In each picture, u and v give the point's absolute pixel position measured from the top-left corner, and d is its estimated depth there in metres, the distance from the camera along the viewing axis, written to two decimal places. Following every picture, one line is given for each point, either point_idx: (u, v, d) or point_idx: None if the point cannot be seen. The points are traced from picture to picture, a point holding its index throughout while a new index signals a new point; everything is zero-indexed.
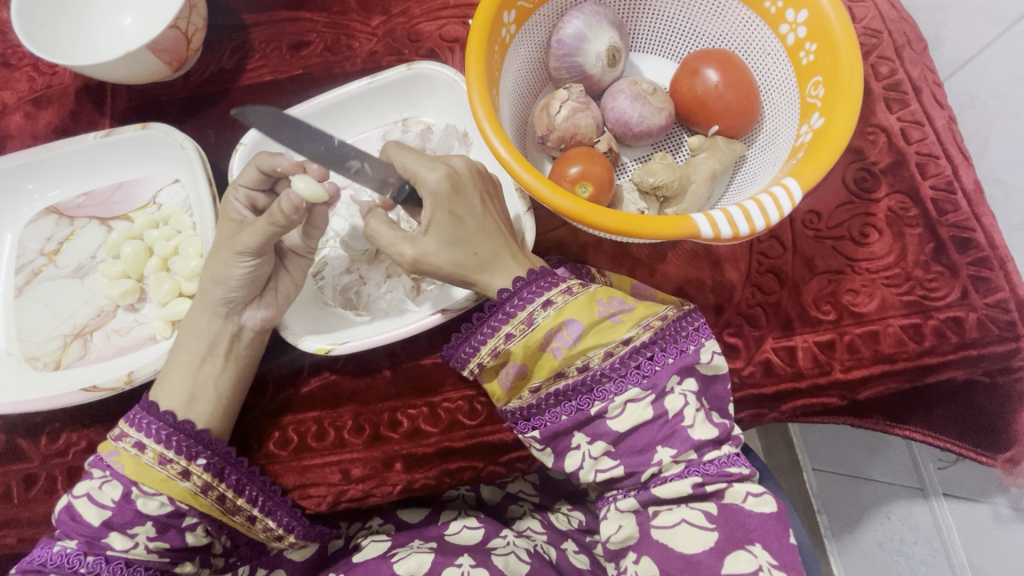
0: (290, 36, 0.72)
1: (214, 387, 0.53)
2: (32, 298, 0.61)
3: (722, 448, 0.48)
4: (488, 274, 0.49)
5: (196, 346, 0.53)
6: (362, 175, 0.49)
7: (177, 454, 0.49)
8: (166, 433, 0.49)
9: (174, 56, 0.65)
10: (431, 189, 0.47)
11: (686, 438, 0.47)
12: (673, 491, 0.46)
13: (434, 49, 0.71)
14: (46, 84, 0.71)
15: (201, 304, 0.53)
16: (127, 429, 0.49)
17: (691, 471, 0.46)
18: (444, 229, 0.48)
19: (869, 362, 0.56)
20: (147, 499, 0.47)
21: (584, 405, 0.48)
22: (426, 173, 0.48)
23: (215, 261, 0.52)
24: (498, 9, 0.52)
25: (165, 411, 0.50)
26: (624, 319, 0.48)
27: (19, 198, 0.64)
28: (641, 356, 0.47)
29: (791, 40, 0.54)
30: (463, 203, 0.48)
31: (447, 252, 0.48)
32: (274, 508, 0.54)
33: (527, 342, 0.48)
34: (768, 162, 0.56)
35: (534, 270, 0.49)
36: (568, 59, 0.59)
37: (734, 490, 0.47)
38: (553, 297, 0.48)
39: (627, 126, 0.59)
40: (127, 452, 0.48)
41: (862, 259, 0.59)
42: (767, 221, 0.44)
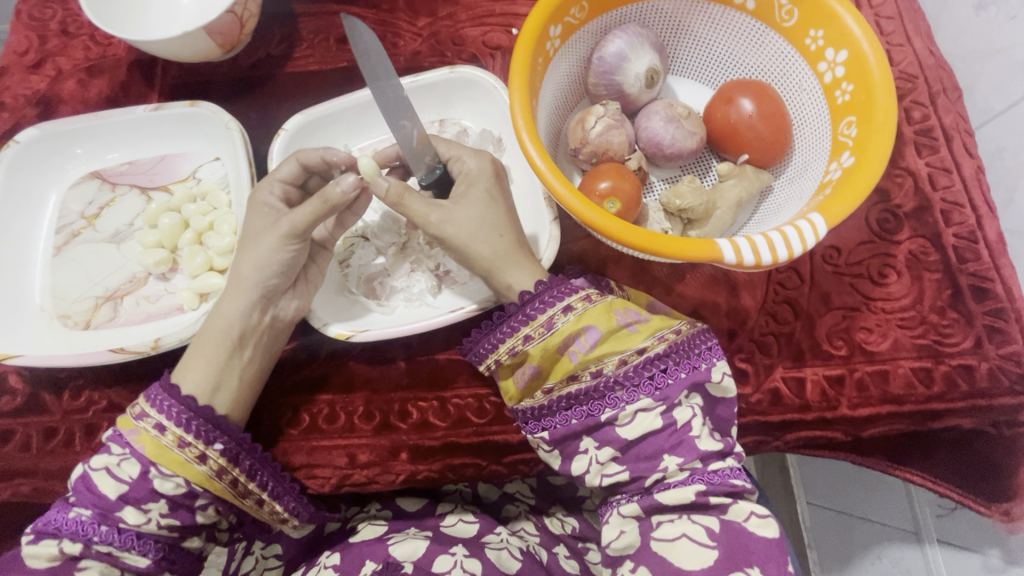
0: (338, 29, 0.74)
1: (238, 378, 0.54)
2: (69, 258, 0.63)
3: (727, 460, 0.49)
4: (507, 265, 0.52)
5: (228, 338, 0.53)
6: (406, 136, 0.54)
7: (195, 437, 0.50)
8: (186, 417, 0.50)
9: (226, 39, 0.67)
10: (471, 166, 0.55)
11: (693, 448, 0.47)
12: (675, 498, 0.47)
13: (476, 54, 0.72)
14: (101, 54, 0.74)
15: (230, 294, 0.54)
16: (148, 409, 0.50)
17: (695, 479, 0.47)
18: (477, 206, 0.53)
19: (877, 402, 0.56)
20: (163, 480, 0.49)
21: (595, 411, 0.49)
22: (467, 157, 0.55)
23: (256, 251, 0.53)
24: (546, 23, 0.54)
25: (187, 395, 0.51)
26: (640, 329, 0.50)
27: (67, 161, 0.66)
28: (654, 368, 0.48)
29: (828, 78, 0.55)
30: (500, 189, 0.55)
31: (473, 224, 0.52)
32: (282, 493, 0.55)
33: (545, 345, 0.50)
34: (794, 196, 0.57)
35: (553, 278, 0.51)
36: (607, 77, 0.60)
37: (738, 508, 0.47)
38: (573, 303, 0.50)
39: (658, 146, 0.60)
40: (147, 433, 0.49)
41: (878, 298, 0.59)
42: (790, 252, 0.45)
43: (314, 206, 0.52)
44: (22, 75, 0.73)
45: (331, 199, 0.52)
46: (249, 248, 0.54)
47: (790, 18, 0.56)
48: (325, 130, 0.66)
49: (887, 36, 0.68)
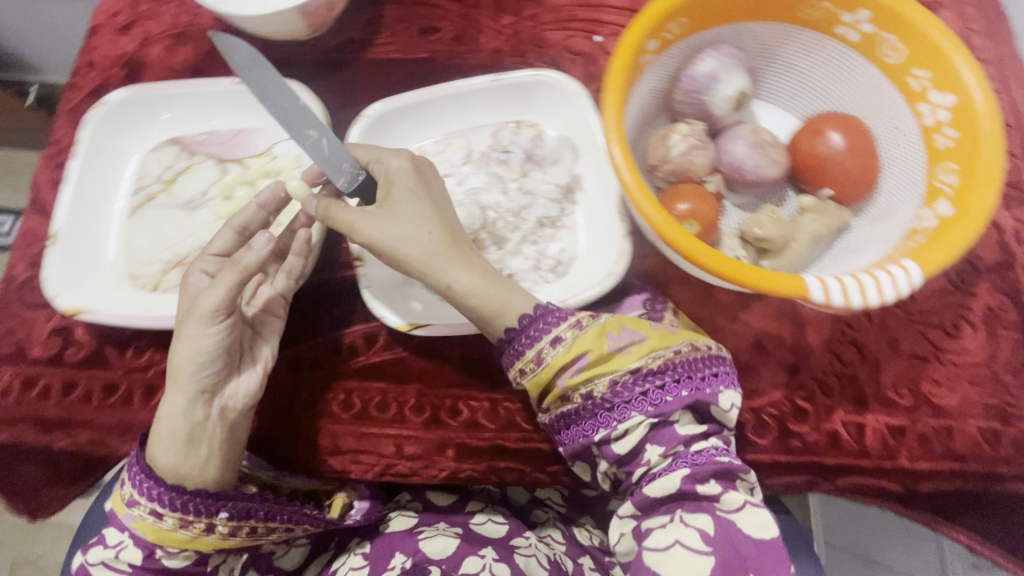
0: (421, 20, 0.74)
1: (203, 463, 0.51)
2: (144, 220, 0.65)
3: (710, 440, 0.49)
4: (451, 272, 0.51)
5: (187, 433, 0.52)
6: (317, 145, 0.54)
7: (196, 517, 0.50)
8: (182, 501, 0.50)
9: (314, 19, 0.68)
10: (393, 166, 0.54)
11: (673, 435, 0.48)
12: (661, 489, 0.47)
13: (557, 58, 0.72)
14: (189, 22, 0.75)
15: (177, 392, 0.53)
16: (138, 498, 0.50)
17: (678, 465, 0.47)
18: (400, 204, 0.52)
19: (939, 457, 0.55)
20: (173, 556, 0.53)
21: (589, 431, 0.49)
22: (390, 157, 0.54)
23: (190, 345, 0.53)
24: (645, 36, 0.54)
25: (159, 473, 0.50)
26: (632, 349, 0.49)
27: (150, 124, 0.68)
28: (647, 384, 0.48)
29: (928, 120, 0.53)
30: (423, 183, 0.54)
31: (396, 231, 0.51)
32: (301, 518, 0.56)
33: (538, 378, 0.50)
34: (876, 237, 0.56)
35: (547, 304, 0.51)
36: (694, 96, 0.59)
37: (731, 497, 0.47)
38: (561, 333, 0.49)
39: (739, 171, 0.59)
40: (143, 519, 0.51)
41: (949, 351, 0.58)
42: (881, 299, 0.44)
43: (230, 278, 0.53)
44: (112, 37, 0.75)
45: (247, 266, 0.53)
46: (184, 343, 0.53)
47: (895, 55, 0.55)
48: (401, 120, 0.66)
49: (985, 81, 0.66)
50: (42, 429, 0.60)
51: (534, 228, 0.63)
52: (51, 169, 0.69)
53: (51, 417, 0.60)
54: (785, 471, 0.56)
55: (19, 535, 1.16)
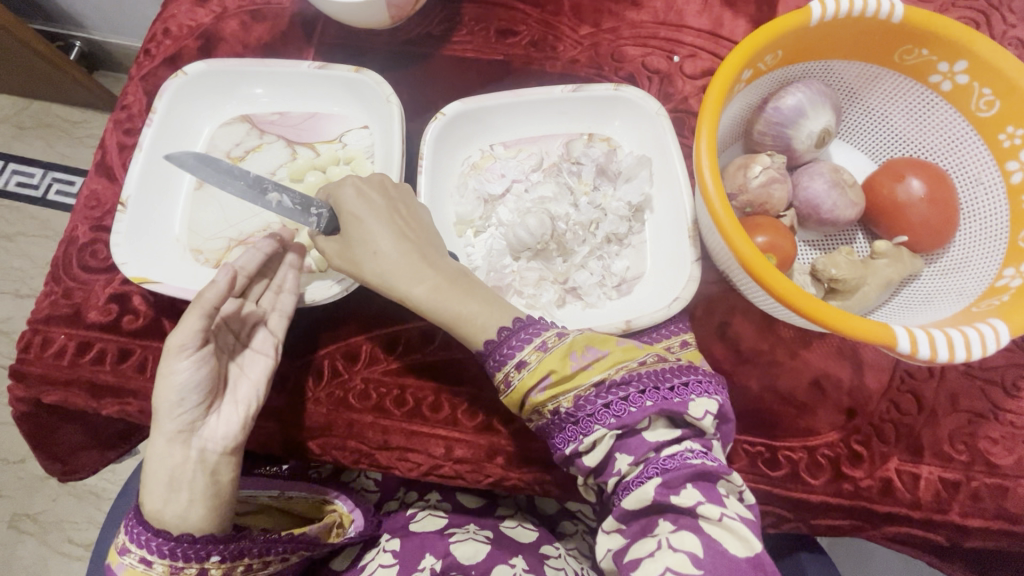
0: (500, 22, 0.74)
1: (186, 505, 0.49)
2: (210, 195, 0.65)
3: (683, 443, 0.47)
4: (407, 283, 0.52)
5: (169, 477, 0.49)
6: (281, 205, 0.55)
7: (185, 562, 0.48)
8: (169, 549, 0.47)
9: (399, 12, 0.68)
10: (347, 194, 0.55)
11: (641, 442, 0.46)
12: (635, 500, 0.46)
13: (634, 74, 0.72)
14: (267, 0, 0.74)
15: (157, 436, 0.51)
16: (129, 546, 0.48)
17: (649, 471, 0.46)
18: (354, 232, 0.54)
19: (990, 516, 0.55)
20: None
21: (560, 444, 0.49)
22: (344, 187, 0.56)
23: (167, 388, 0.51)
24: (743, 66, 0.53)
25: (142, 524, 0.48)
26: (596, 364, 0.48)
27: (224, 99, 0.68)
28: (610, 396, 0.47)
29: (1016, 179, 0.53)
30: (372, 206, 0.54)
31: (352, 256, 0.54)
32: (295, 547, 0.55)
33: (511, 399, 0.50)
34: (951, 289, 0.55)
35: (519, 321, 0.51)
36: (778, 129, 0.59)
37: (708, 508, 0.44)
38: (526, 357, 0.49)
39: (815, 209, 0.59)
40: (133, 568, 0.48)
41: (1008, 410, 0.57)
42: (969, 355, 0.43)
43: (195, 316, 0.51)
44: (189, 6, 0.74)
45: (207, 300, 0.51)
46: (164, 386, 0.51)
47: (989, 109, 0.54)
48: (476, 120, 0.66)
49: None
50: (92, 394, 0.60)
51: (601, 243, 0.63)
52: (119, 133, 0.69)
53: (102, 383, 0.60)
54: (835, 513, 0.56)
55: (23, 487, 1.16)
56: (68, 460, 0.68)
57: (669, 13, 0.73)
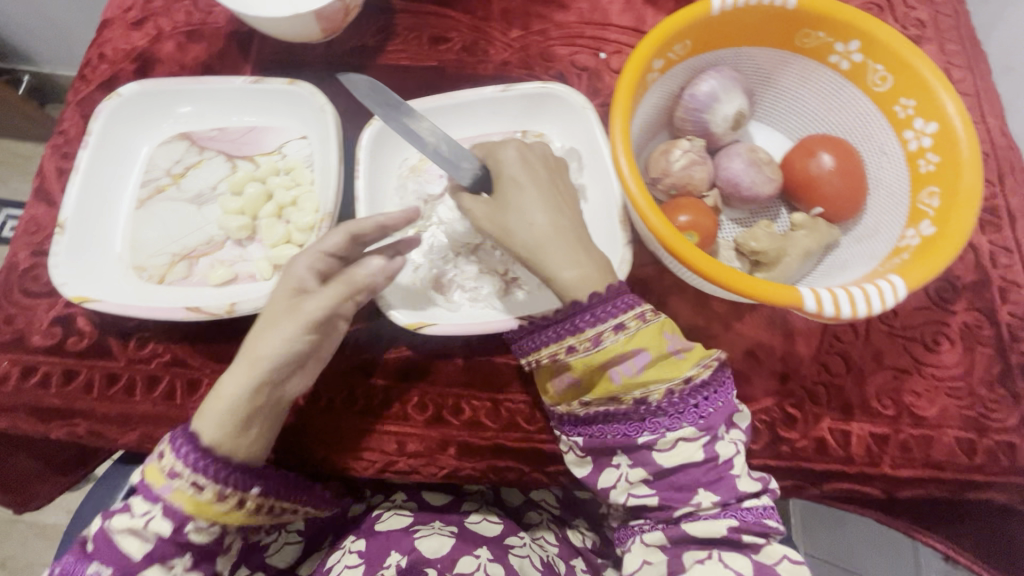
0: (432, 29, 0.76)
1: (250, 440, 0.50)
2: (151, 213, 0.65)
3: (761, 499, 0.52)
4: (552, 258, 0.52)
5: (243, 416, 0.49)
6: (430, 130, 0.58)
7: (234, 488, 0.49)
8: (226, 472, 0.48)
9: (331, 25, 0.70)
10: (512, 159, 0.56)
11: (732, 487, 0.51)
12: (704, 530, 0.51)
13: (563, 72, 0.75)
14: (202, 21, 0.76)
15: (235, 373, 0.49)
16: (178, 467, 0.47)
17: (726, 514, 0.51)
18: (512, 198, 0.54)
19: (919, 465, 0.58)
20: (202, 531, 0.49)
21: (630, 432, 0.52)
22: (503, 149, 0.57)
23: (274, 336, 0.49)
24: (652, 55, 0.56)
25: (201, 440, 0.48)
26: (686, 356, 0.52)
27: (161, 118, 0.68)
28: (698, 397, 0.51)
29: (913, 146, 0.57)
30: (529, 174, 0.55)
31: (500, 220, 0.54)
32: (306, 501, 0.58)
33: (587, 360, 0.51)
34: (864, 254, 0.59)
35: (611, 288, 0.52)
36: (696, 114, 0.62)
37: (771, 550, 0.51)
38: (626, 322, 0.51)
39: (736, 188, 0.62)
40: (182, 492, 0.47)
41: (929, 364, 0.61)
42: (868, 310, 0.47)
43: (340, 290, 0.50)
44: (124, 30, 0.75)
45: (356, 282, 0.51)
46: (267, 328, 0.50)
47: (883, 84, 0.58)
48: None
49: None
50: (39, 418, 0.59)
51: None
52: (57, 158, 0.69)
53: (48, 406, 0.59)
54: (773, 476, 0.58)
55: None
56: (23, 490, 0.68)
57: (593, 13, 0.76)
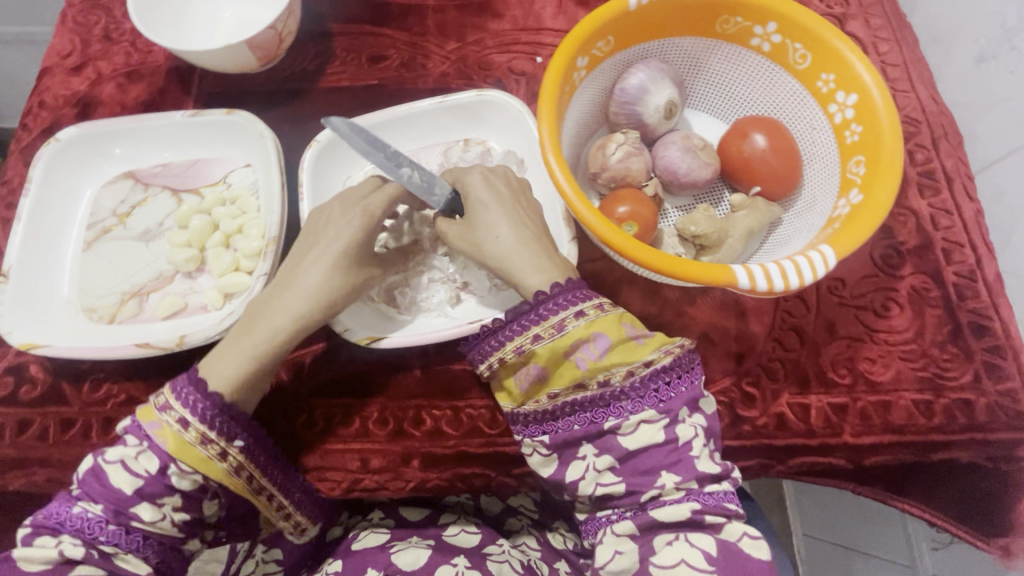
0: (370, 49, 0.77)
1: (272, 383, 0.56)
2: (99, 254, 0.65)
3: (721, 484, 0.50)
4: (523, 267, 0.54)
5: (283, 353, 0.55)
6: (409, 179, 0.57)
7: (216, 435, 0.50)
8: (211, 414, 0.50)
9: (266, 53, 0.71)
10: (472, 186, 0.57)
11: (691, 467, 0.49)
12: (670, 515, 0.48)
13: (501, 79, 0.76)
14: (141, 61, 0.76)
15: (290, 312, 0.54)
16: (173, 402, 0.50)
17: (690, 498, 0.48)
18: (478, 216, 0.56)
19: (879, 431, 0.58)
20: (182, 477, 0.49)
21: (598, 418, 0.50)
22: (467, 176, 0.58)
23: (339, 287, 0.55)
24: (575, 54, 0.58)
25: (218, 394, 0.51)
26: (646, 343, 0.51)
27: (103, 159, 0.69)
28: (659, 380, 0.50)
29: (838, 119, 0.58)
30: (495, 194, 0.57)
31: (473, 239, 0.56)
32: (291, 488, 0.56)
33: (554, 345, 0.51)
34: (803, 228, 0.60)
35: (571, 280, 0.53)
36: (628, 107, 0.63)
37: (731, 527, 0.48)
38: (585, 309, 0.51)
39: (675, 175, 0.63)
40: (170, 426, 0.50)
41: (881, 330, 0.62)
42: (801, 281, 0.48)
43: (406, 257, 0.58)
44: (63, 77, 0.76)
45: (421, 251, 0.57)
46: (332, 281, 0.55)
47: (803, 62, 0.60)
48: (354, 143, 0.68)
49: (893, 82, 0.72)
50: None
51: None
52: (2, 208, 0.69)
53: (5, 457, 0.59)
54: (737, 457, 0.58)
55: None
56: None
57: (526, 19, 0.78)
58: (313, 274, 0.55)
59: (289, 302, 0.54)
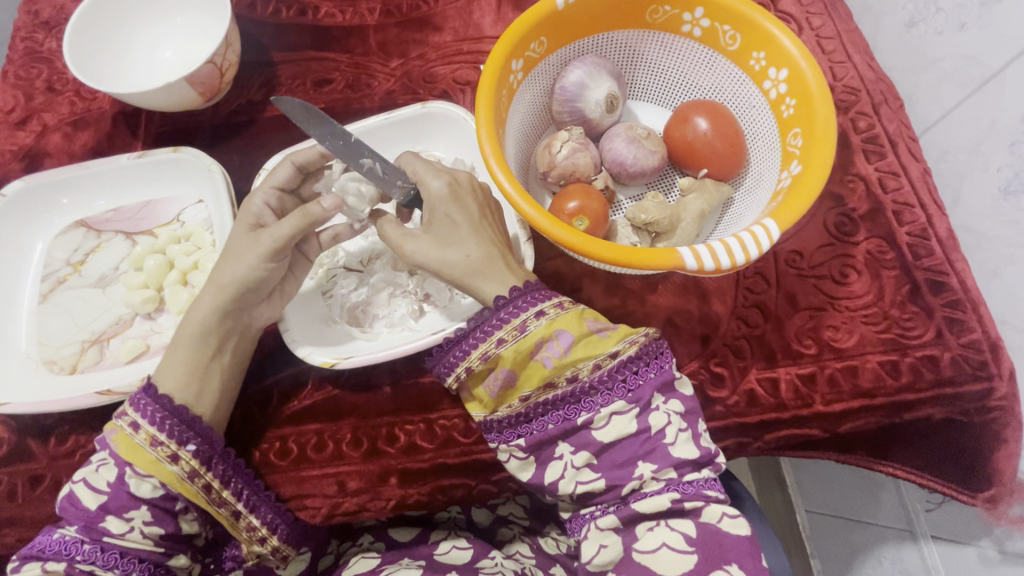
0: (315, 74, 0.77)
1: (220, 381, 0.56)
2: (55, 305, 0.64)
3: (702, 471, 0.49)
4: (483, 282, 0.53)
5: (206, 342, 0.55)
6: (370, 169, 0.57)
7: (167, 437, 0.51)
8: (160, 416, 0.52)
9: (208, 88, 0.71)
10: (431, 195, 0.54)
11: (667, 455, 0.48)
12: (652, 506, 0.48)
13: (447, 90, 0.76)
14: (86, 108, 0.76)
15: (204, 298, 0.55)
16: (127, 408, 0.52)
17: (670, 488, 0.48)
18: (445, 233, 0.53)
19: (849, 397, 0.59)
20: (139, 481, 0.50)
21: (571, 415, 0.50)
22: (430, 182, 0.55)
23: (235, 261, 0.55)
24: (509, 58, 0.58)
25: (161, 395, 0.53)
26: (610, 334, 0.51)
27: (52, 211, 0.68)
28: (626, 370, 0.49)
29: (773, 94, 0.60)
30: (462, 209, 0.54)
31: (441, 256, 0.53)
32: (258, 503, 0.55)
33: (518, 347, 0.50)
34: (752, 204, 0.61)
35: (530, 282, 0.52)
36: (569, 104, 0.63)
37: (710, 510, 0.48)
38: (545, 308, 0.51)
39: (622, 165, 0.63)
40: (123, 431, 0.51)
41: (842, 297, 0.62)
42: (747, 256, 0.48)
43: (295, 221, 0.54)
44: (8, 131, 0.76)
45: (309, 211, 0.54)
46: (230, 257, 0.56)
47: (734, 43, 0.61)
48: None
49: (829, 54, 0.73)
50: None
51: None
52: None
53: None
54: (713, 439, 0.58)
55: None
56: None
57: (467, 28, 0.78)
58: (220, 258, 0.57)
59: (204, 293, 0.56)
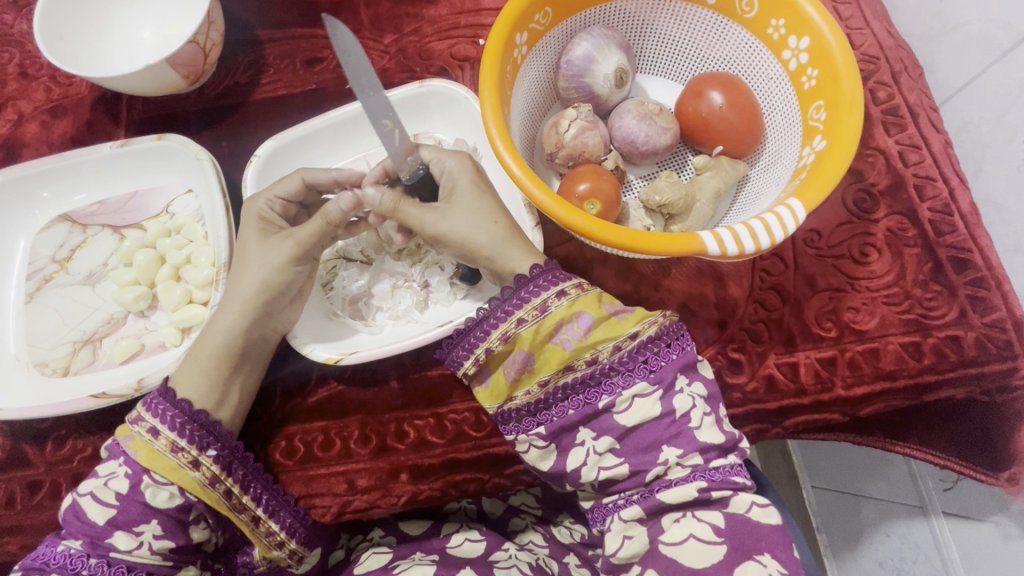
0: (304, 52, 0.73)
1: (239, 391, 0.54)
2: (43, 304, 0.62)
3: (728, 457, 0.47)
4: (506, 248, 0.51)
5: (229, 355, 0.53)
6: (390, 135, 0.50)
7: (188, 443, 0.50)
8: (180, 422, 0.50)
9: (192, 70, 0.66)
10: (456, 167, 0.53)
11: (693, 439, 0.46)
12: (678, 496, 0.46)
13: (445, 67, 0.72)
14: (63, 95, 0.72)
15: (228, 309, 0.53)
16: (143, 413, 0.50)
17: (696, 475, 0.46)
18: (468, 198, 0.52)
19: (870, 379, 0.57)
20: (157, 490, 0.48)
21: (592, 399, 0.48)
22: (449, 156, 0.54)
23: (258, 267, 0.53)
24: (512, 31, 0.54)
25: (181, 400, 0.51)
26: (629, 316, 0.49)
27: (34, 205, 0.65)
28: (647, 351, 0.48)
29: (793, 65, 0.56)
30: (483, 180, 0.54)
31: (472, 224, 0.51)
32: (278, 507, 0.54)
33: (539, 327, 0.48)
34: (771, 182, 0.58)
35: (549, 262, 0.50)
36: (577, 80, 0.59)
37: (738, 499, 0.46)
38: (566, 288, 0.49)
39: (634, 144, 0.60)
40: (141, 437, 0.49)
41: (862, 277, 0.60)
42: (773, 239, 0.46)
43: (317, 225, 0.54)
44: None
45: (332, 213, 0.53)
46: (250, 264, 0.54)
47: (751, 9, 0.57)
48: (296, 153, 0.65)
49: (847, 20, 0.69)
50: None
51: None
52: None
53: None
54: (732, 426, 0.57)
55: None
56: None
57: (463, 0, 0.73)
58: (238, 267, 0.55)
59: (228, 305, 0.53)
